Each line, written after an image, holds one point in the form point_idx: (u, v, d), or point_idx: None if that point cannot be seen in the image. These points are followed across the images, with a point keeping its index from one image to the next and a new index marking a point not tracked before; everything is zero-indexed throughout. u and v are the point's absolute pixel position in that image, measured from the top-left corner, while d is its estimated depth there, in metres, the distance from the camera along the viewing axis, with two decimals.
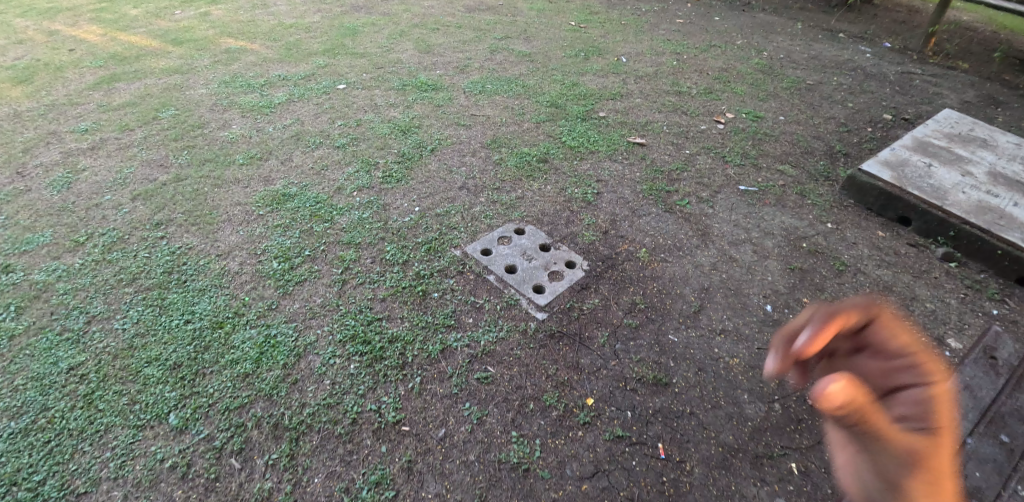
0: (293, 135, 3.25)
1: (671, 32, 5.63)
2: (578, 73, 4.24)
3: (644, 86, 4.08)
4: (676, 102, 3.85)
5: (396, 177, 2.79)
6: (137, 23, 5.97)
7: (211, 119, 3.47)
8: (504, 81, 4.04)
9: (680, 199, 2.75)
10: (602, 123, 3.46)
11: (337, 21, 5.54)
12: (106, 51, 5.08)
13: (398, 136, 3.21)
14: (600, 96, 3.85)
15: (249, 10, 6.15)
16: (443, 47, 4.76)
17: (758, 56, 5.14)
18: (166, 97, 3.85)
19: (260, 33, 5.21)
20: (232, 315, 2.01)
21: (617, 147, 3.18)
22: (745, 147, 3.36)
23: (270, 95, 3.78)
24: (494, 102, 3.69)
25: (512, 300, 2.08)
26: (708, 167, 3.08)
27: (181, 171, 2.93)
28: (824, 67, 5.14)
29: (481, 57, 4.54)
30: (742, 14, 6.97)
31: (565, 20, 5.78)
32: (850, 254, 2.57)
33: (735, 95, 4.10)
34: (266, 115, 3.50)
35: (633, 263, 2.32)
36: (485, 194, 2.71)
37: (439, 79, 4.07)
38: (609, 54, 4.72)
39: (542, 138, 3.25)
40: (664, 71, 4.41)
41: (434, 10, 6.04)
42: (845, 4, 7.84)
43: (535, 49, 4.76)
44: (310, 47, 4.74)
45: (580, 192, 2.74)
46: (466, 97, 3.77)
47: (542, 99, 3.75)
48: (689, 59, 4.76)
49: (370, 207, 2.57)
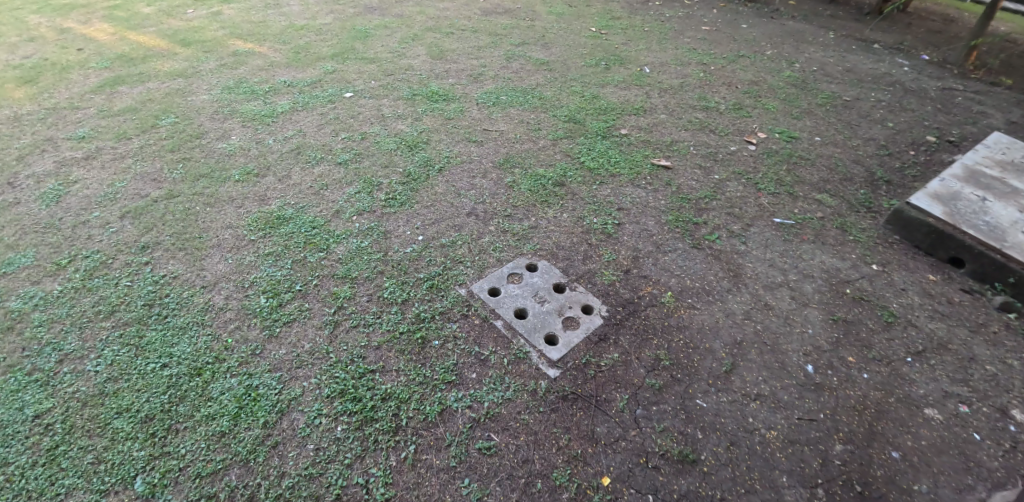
0: (294, 148, 3.06)
1: (697, 40, 5.35)
2: (598, 85, 4.00)
3: (668, 100, 3.82)
4: (703, 119, 3.59)
5: (400, 199, 2.58)
6: (149, 22, 5.86)
7: (211, 129, 3.31)
8: (519, 92, 3.82)
9: (709, 232, 2.51)
10: (624, 142, 3.22)
11: (349, 23, 5.36)
12: (114, 51, 4.96)
13: (405, 152, 2.99)
14: (622, 111, 3.60)
15: (262, 10, 6.01)
16: (457, 53, 4.55)
17: (790, 68, 4.84)
18: (167, 102, 3.70)
19: (270, 34, 5.06)
20: (212, 360, 1.83)
21: (639, 170, 2.93)
22: (780, 172, 3.09)
23: (273, 103, 3.61)
24: (508, 115, 3.47)
25: (521, 353, 1.87)
26: (739, 195, 2.82)
27: (174, 186, 2.77)
28: (860, 81, 4.82)
29: (496, 65, 4.32)
30: (772, 21, 6.65)
31: (586, 26, 5.53)
32: (897, 304, 2.31)
33: (767, 112, 3.83)
34: (267, 125, 3.33)
35: (656, 309, 2.09)
36: (495, 221, 2.48)
37: (451, 88, 3.86)
38: (632, 63, 4.47)
39: (559, 157, 3.02)
40: (690, 84, 4.14)
41: (449, 12, 5.84)
42: (878, 12, 7.48)
43: (553, 57, 4.53)
44: (320, 50, 4.57)
45: (599, 222, 2.50)
46: (479, 109, 3.55)
47: (559, 113, 3.52)
48: (717, 70, 4.48)
49: (369, 234, 2.36)
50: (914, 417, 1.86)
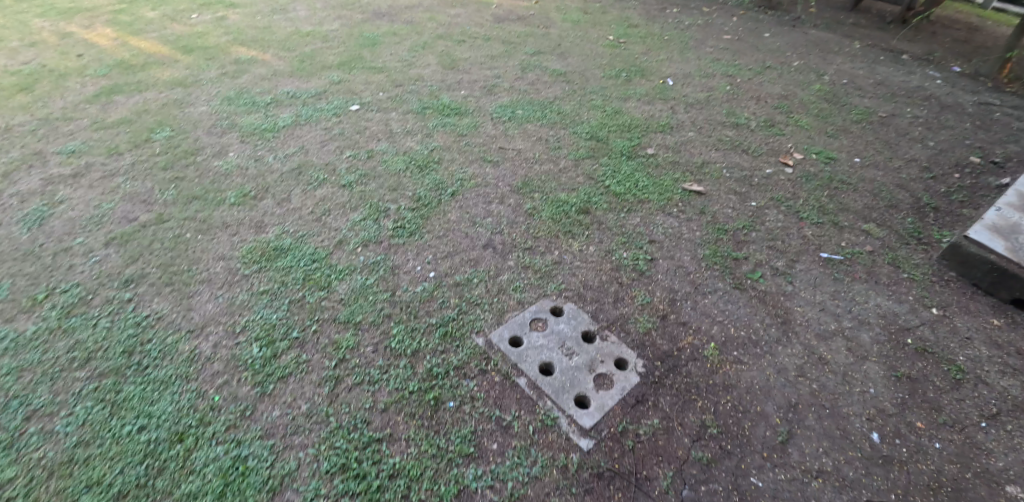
0: (295, 167, 2.83)
1: (720, 50, 5.10)
2: (620, 98, 3.77)
3: (695, 116, 3.58)
4: (734, 138, 3.34)
5: (409, 228, 2.34)
6: (152, 27, 5.68)
7: (208, 144, 3.10)
8: (536, 106, 3.59)
9: (750, 270, 2.27)
10: (651, 163, 2.98)
11: (356, 29, 5.16)
12: (114, 57, 4.78)
13: (415, 173, 2.76)
14: (646, 128, 3.36)
15: (268, 15, 5.83)
16: (469, 63, 4.33)
17: (820, 81, 4.59)
18: (164, 115, 3.49)
19: (275, 41, 4.86)
20: (196, 424, 1.60)
21: (670, 196, 2.69)
22: (821, 199, 2.85)
23: (275, 116, 3.39)
24: (525, 132, 3.23)
25: (549, 420, 1.64)
26: (779, 226, 2.58)
27: (165, 209, 2.56)
28: (894, 96, 4.57)
29: (510, 76, 4.10)
30: (794, 30, 6.40)
31: (603, 34, 5.31)
32: (964, 356, 2.07)
33: (801, 129, 3.58)
34: (268, 141, 3.11)
35: (697, 365, 1.85)
36: (515, 254, 2.24)
37: (463, 101, 3.63)
38: (654, 75, 4.23)
39: (582, 180, 2.78)
40: (717, 98, 3.89)
41: (460, 19, 5.63)
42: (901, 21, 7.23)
43: (571, 68, 4.30)
44: (326, 59, 4.36)
45: (629, 257, 2.26)
46: (494, 124, 3.31)
47: (580, 130, 3.28)
48: (744, 84, 4.23)
49: (375, 269, 2.12)
50: (999, 498, 1.61)
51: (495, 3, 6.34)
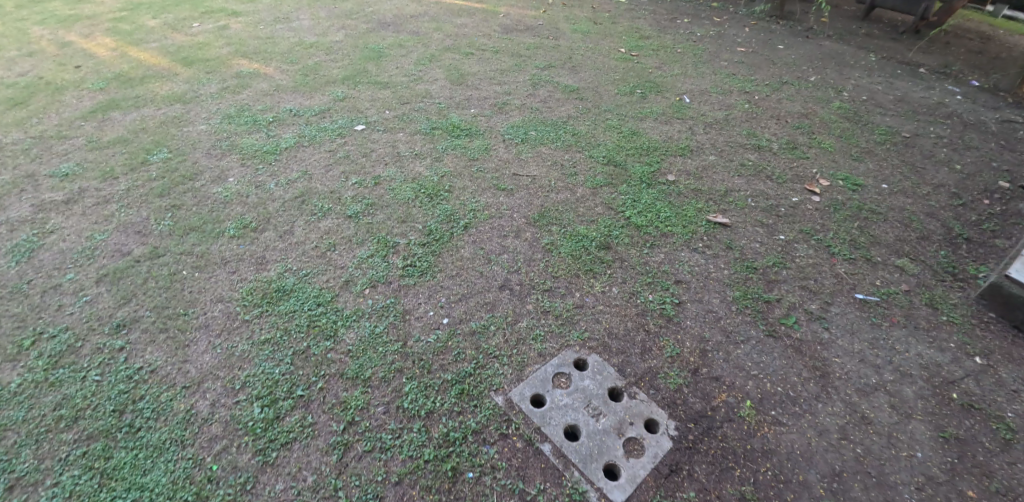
0: (298, 194, 2.68)
1: (735, 64, 4.96)
2: (635, 118, 3.63)
3: (715, 138, 3.44)
4: (756, 162, 3.20)
5: (420, 266, 2.20)
6: (152, 36, 5.55)
7: (206, 168, 2.96)
8: (549, 126, 3.45)
9: (783, 315, 2.13)
10: (672, 191, 2.84)
11: (361, 41, 5.03)
12: (112, 69, 4.65)
13: (424, 201, 2.61)
14: (665, 152, 3.22)
15: (270, 25, 5.70)
16: (478, 78, 4.20)
17: (839, 98, 4.45)
18: (162, 134, 3.36)
19: (278, 53, 4.73)
20: (192, 498, 1.46)
21: (694, 229, 2.55)
22: (851, 231, 2.71)
23: (277, 136, 3.25)
24: (539, 155, 3.09)
25: (576, 494, 1.50)
26: (810, 263, 2.44)
27: (161, 242, 2.42)
28: (915, 114, 4.43)
29: (521, 92, 3.96)
30: (808, 41, 6.27)
31: (614, 46, 5.18)
32: (1017, 411, 1.91)
33: (824, 152, 3.44)
34: (269, 164, 2.95)
35: (733, 426, 1.71)
36: (533, 296, 2.09)
37: (473, 121, 3.49)
38: (669, 92, 4.10)
39: (601, 210, 2.63)
40: (735, 117, 3.75)
41: (467, 29, 5.50)
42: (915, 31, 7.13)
43: (583, 83, 4.17)
44: (330, 73, 4.23)
45: (655, 300, 2.12)
46: (506, 147, 3.17)
47: (597, 154, 3.14)
48: (762, 102, 4.09)
49: (385, 314, 1.98)
50: None
51: (502, 13, 6.22)
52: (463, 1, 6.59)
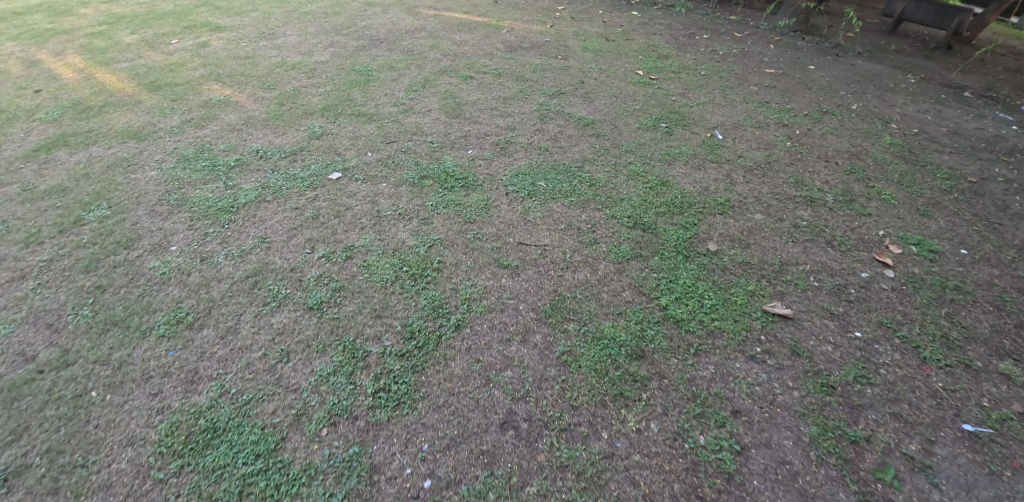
0: (250, 273, 2.15)
1: (766, 89, 4.41)
2: (661, 161, 3.05)
3: (758, 187, 2.88)
4: (811, 222, 2.66)
5: (396, 392, 1.67)
6: (125, 55, 5.08)
7: (147, 231, 2.44)
8: (561, 174, 2.85)
9: (879, 466, 1.61)
10: (715, 265, 2.28)
11: (348, 62, 4.54)
12: (73, 95, 4.17)
13: (406, 285, 2.06)
14: (702, 208, 2.64)
15: (253, 42, 5.22)
16: (478, 107, 3.66)
17: (888, 131, 3.91)
18: (105, 183, 2.86)
19: (255, 77, 4.23)
20: None
21: (747, 325, 2.01)
22: (938, 324, 2.18)
23: (236, 186, 2.73)
24: (551, 214, 2.50)
25: None
26: (897, 378, 1.92)
27: (75, 343, 1.91)
28: (974, 150, 3.88)
29: (527, 126, 3.40)
30: (839, 60, 5.74)
31: (630, 67, 4.65)
32: None
33: (885, 206, 2.91)
34: (221, 227, 2.43)
35: None
36: (546, 441, 1.57)
37: (471, 166, 2.91)
38: (698, 126, 3.56)
39: (628, 295, 2.08)
40: (777, 160, 3.21)
41: (466, 48, 5.00)
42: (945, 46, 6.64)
43: (598, 115, 3.64)
44: (309, 102, 3.71)
45: (708, 446, 1.59)
46: (510, 204, 2.57)
47: (621, 211, 2.55)
48: (805, 138, 3.55)
49: (347, 474, 1.46)
50: None
51: (506, 28, 5.73)
52: (464, 15, 6.12)
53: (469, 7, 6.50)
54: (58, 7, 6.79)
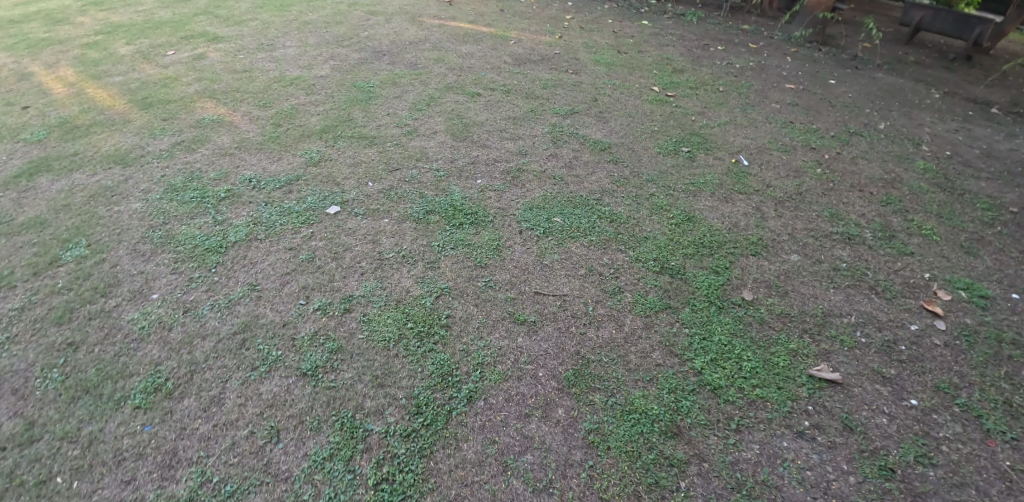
0: (239, 329, 1.95)
1: (789, 107, 4.20)
2: (686, 191, 2.82)
3: (791, 223, 2.67)
4: (851, 263, 2.45)
5: (398, 483, 1.45)
6: (118, 68, 4.89)
7: (129, 276, 2.25)
8: (579, 208, 2.60)
9: None
10: (752, 318, 2.07)
11: (349, 77, 4.33)
12: (61, 113, 3.98)
13: (411, 346, 1.85)
14: (734, 248, 2.42)
15: (251, 54, 5.03)
16: (486, 128, 3.42)
17: (920, 155, 3.69)
18: (86, 216, 2.65)
19: (251, 93, 4.03)
20: None
21: (792, 394, 1.80)
22: (1004, 387, 1.93)
23: (226, 221, 2.51)
24: (569, 256, 2.28)
25: None
26: (965, 456, 1.68)
27: (42, 413, 1.70)
28: (1013, 173, 3.63)
29: (539, 151, 3.17)
30: (859, 73, 5.51)
31: (644, 83, 4.44)
32: None
33: (927, 243, 2.69)
34: (208, 272, 2.23)
35: None
36: None
37: (481, 199, 2.65)
38: (720, 150, 3.34)
39: (658, 358, 1.86)
40: (809, 189, 2.99)
41: (472, 61, 4.79)
42: (965, 57, 6.41)
43: (614, 137, 3.42)
44: (307, 123, 3.50)
45: None
46: (524, 243, 2.34)
47: (645, 253, 2.33)
48: (835, 164, 3.33)
49: None
50: None
51: (514, 39, 5.52)
52: (470, 25, 5.92)
53: (475, 16, 6.30)
54: (54, 15, 6.62)
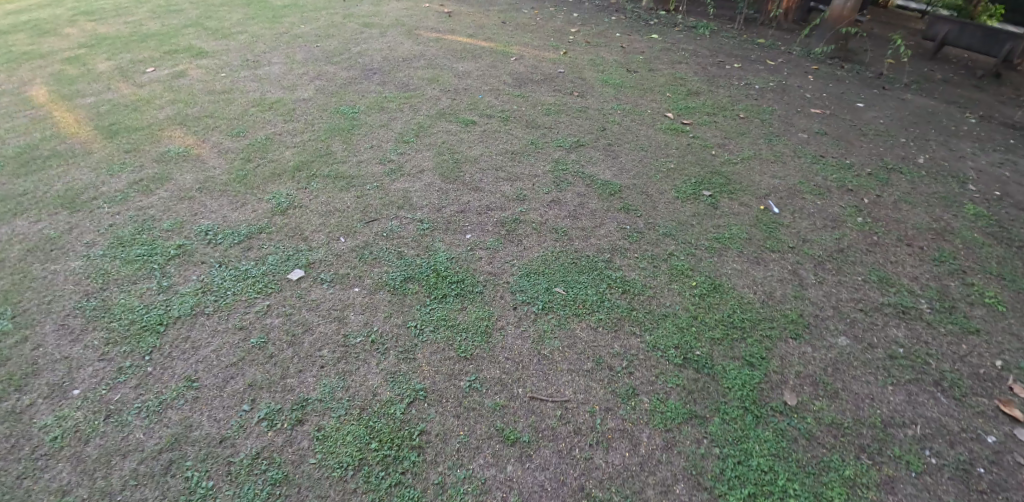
0: (168, 446, 1.58)
1: (817, 137, 3.80)
2: (710, 249, 2.43)
3: (834, 292, 2.27)
4: (908, 349, 2.06)
5: None
6: (93, 87, 4.56)
7: (51, 363, 1.88)
8: (584, 273, 2.21)
9: None
10: (797, 433, 1.68)
11: (333, 100, 3.97)
12: (20, 141, 3.64)
13: (374, 477, 1.47)
14: (769, 329, 2.04)
15: (233, 72, 4.69)
16: (479, 166, 3.05)
17: (967, 196, 3.28)
18: (17, 275, 2.29)
19: (226, 120, 3.68)
20: None
21: None
22: None
23: (172, 288, 2.15)
24: (572, 342, 1.90)
25: None
26: None
27: None
28: None
29: (539, 194, 2.78)
30: (888, 95, 5.10)
31: (656, 108, 4.06)
32: None
33: (993, 315, 2.28)
34: (143, 360, 1.86)
35: None
36: None
37: (470, 260, 2.26)
38: (746, 192, 2.94)
39: (685, 494, 1.47)
40: (850, 245, 2.60)
41: (468, 82, 4.43)
42: (994, 74, 5.96)
43: (624, 175, 3.03)
44: (281, 157, 3.14)
45: None
46: (519, 323, 1.96)
47: (664, 337, 1.95)
48: (875, 210, 2.94)
49: None
50: None
51: (515, 55, 5.16)
52: (468, 39, 5.56)
53: (474, 29, 5.94)
54: (40, 25, 6.31)
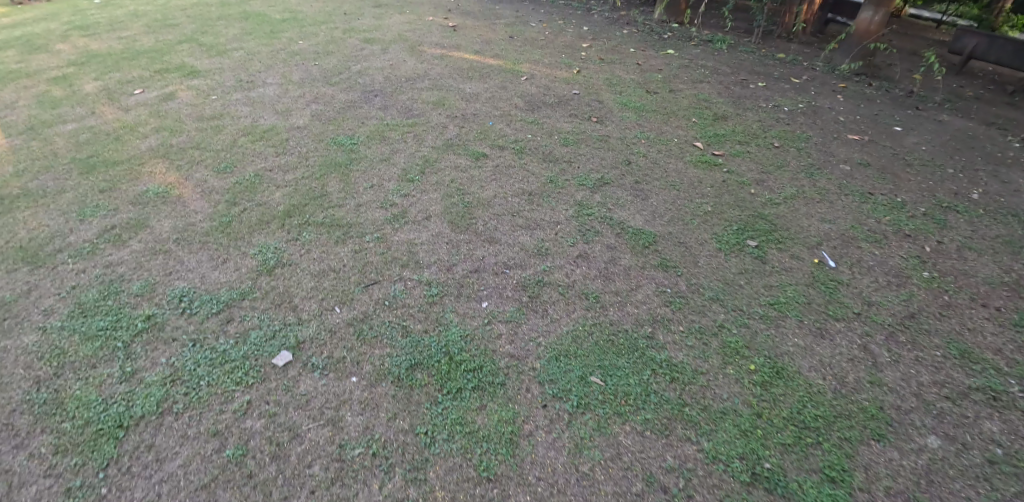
0: None
1: (859, 169, 3.48)
2: (765, 319, 2.10)
3: (913, 374, 1.94)
4: (1013, 449, 1.71)
5: None
6: (76, 111, 4.25)
7: None
8: (623, 355, 1.89)
9: None
10: None
11: (330, 128, 3.66)
12: None
13: None
14: (848, 428, 1.71)
15: (225, 94, 4.38)
16: (493, 210, 2.73)
17: None
18: None
19: (214, 152, 3.36)
20: None
21: None
22: None
23: (137, 376, 1.81)
24: (617, 454, 1.57)
25: None
26: None
27: None
28: None
29: (562, 247, 2.45)
30: (924, 116, 4.78)
31: (682, 136, 3.74)
32: None
33: None
34: (96, 478, 1.50)
35: None
36: None
37: (487, 338, 1.94)
38: (793, 241, 2.62)
39: None
40: (921, 308, 2.27)
41: (476, 105, 4.11)
42: None
43: (654, 220, 2.71)
44: (272, 199, 2.82)
45: None
46: (550, 428, 1.63)
47: (725, 445, 1.62)
48: (939, 261, 2.61)
49: None
50: None
51: (526, 73, 4.85)
52: (476, 56, 5.26)
53: (482, 44, 5.63)
54: (31, 40, 6.02)
